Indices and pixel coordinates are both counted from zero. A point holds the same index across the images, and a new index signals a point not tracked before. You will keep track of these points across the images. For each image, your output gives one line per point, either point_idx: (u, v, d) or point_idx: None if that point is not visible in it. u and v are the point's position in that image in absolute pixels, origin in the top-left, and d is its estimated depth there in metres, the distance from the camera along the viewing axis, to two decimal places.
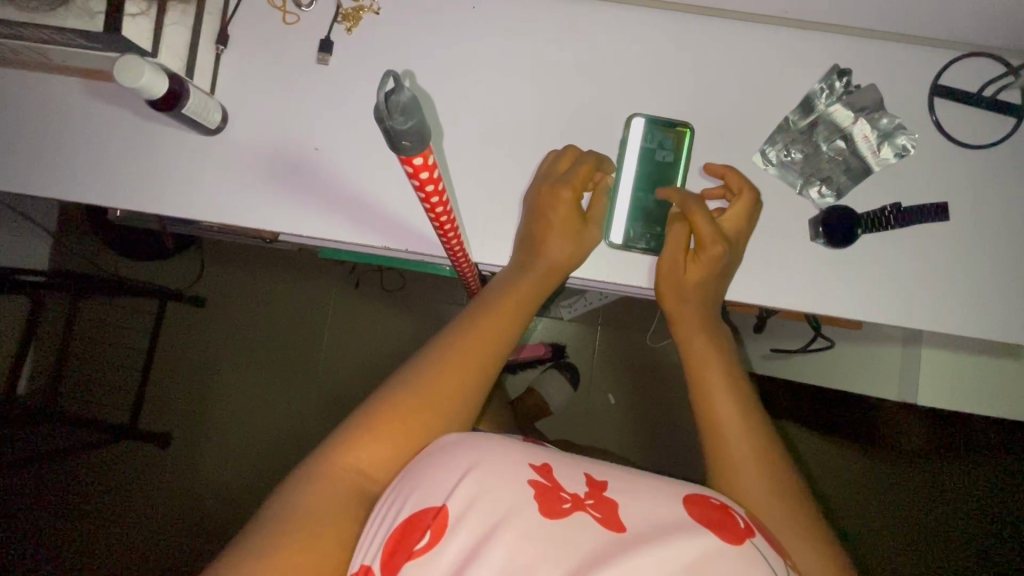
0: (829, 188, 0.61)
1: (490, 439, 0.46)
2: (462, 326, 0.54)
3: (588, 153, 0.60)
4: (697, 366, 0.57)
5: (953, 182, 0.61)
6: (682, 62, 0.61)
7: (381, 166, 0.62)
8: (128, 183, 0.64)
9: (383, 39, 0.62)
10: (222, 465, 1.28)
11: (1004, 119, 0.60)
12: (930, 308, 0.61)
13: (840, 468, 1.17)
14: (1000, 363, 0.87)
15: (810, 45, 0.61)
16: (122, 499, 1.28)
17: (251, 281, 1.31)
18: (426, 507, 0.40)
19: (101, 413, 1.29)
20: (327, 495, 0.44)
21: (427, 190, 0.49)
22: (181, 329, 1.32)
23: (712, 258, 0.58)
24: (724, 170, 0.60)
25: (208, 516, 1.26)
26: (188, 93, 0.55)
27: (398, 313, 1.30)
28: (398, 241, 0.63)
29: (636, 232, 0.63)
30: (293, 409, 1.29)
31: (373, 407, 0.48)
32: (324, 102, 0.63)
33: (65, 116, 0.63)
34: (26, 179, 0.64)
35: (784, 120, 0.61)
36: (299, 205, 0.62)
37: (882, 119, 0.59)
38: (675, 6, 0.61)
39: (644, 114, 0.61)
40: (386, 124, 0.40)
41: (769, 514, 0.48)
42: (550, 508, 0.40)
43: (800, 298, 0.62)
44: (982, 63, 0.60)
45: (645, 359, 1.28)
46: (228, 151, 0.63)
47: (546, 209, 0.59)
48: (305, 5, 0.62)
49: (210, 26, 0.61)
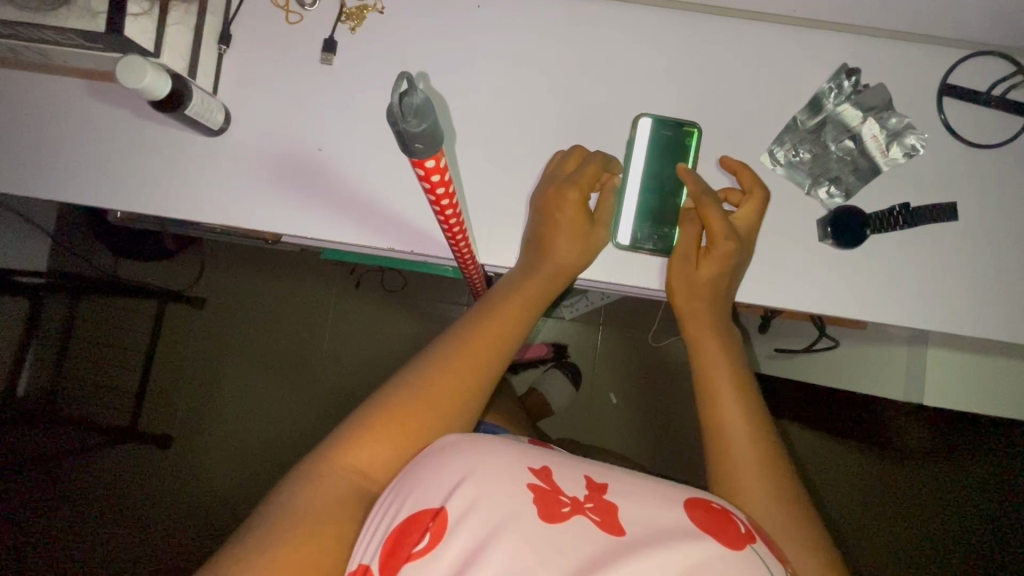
0: (837, 188, 0.61)
1: (490, 441, 0.45)
2: (469, 328, 0.53)
3: (595, 153, 0.59)
4: (705, 367, 0.56)
5: (961, 182, 0.60)
6: (689, 62, 0.61)
7: (384, 166, 0.62)
8: (129, 181, 0.63)
9: (385, 38, 0.62)
10: (221, 466, 1.27)
11: (1013, 119, 0.60)
12: (931, 308, 0.61)
13: (836, 466, 1.18)
14: (1000, 362, 0.87)
15: (818, 44, 0.60)
16: (122, 500, 1.27)
17: (252, 281, 1.31)
18: (424, 509, 0.40)
19: (102, 415, 1.29)
20: (324, 496, 0.43)
21: (438, 195, 0.49)
22: (181, 330, 1.31)
23: (724, 255, 0.57)
24: (737, 165, 0.59)
25: (207, 520, 1.25)
26: (190, 93, 0.55)
27: (399, 312, 1.30)
28: (404, 243, 0.62)
29: (643, 234, 0.62)
30: (293, 410, 1.28)
31: (374, 408, 0.48)
32: (326, 101, 0.62)
33: (66, 116, 0.62)
34: (25, 180, 0.63)
35: (792, 120, 0.61)
36: (301, 204, 0.62)
37: (891, 119, 0.59)
38: (682, 6, 0.60)
39: (650, 115, 0.61)
40: (399, 127, 0.40)
41: (769, 517, 0.47)
42: (549, 512, 0.40)
43: (805, 298, 0.61)
44: (990, 63, 0.60)
45: (647, 359, 1.27)
46: (230, 151, 0.62)
47: (557, 212, 0.58)
48: (308, 4, 0.61)
49: (212, 25, 0.60)
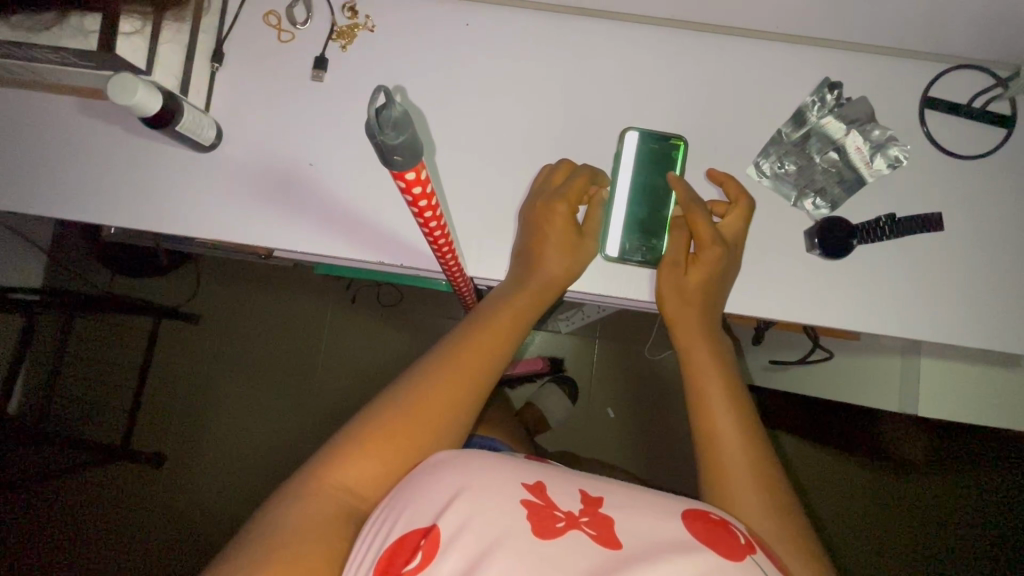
0: (823, 200, 0.61)
1: (484, 458, 0.45)
2: (456, 339, 0.54)
3: (582, 167, 0.60)
4: (696, 379, 0.56)
5: (948, 193, 0.61)
6: (675, 78, 0.62)
7: (374, 180, 0.63)
8: (122, 198, 0.63)
9: (376, 56, 0.63)
10: (214, 484, 1.26)
11: (995, 131, 0.61)
12: (925, 319, 0.61)
13: (836, 482, 1.17)
14: (1001, 372, 0.86)
15: (802, 59, 0.61)
16: (113, 520, 1.25)
17: (246, 296, 1.31)
18: (417, 528, 0.40)
19: (95, 434, 1.28)
20: (314, 515, 0.42)
21: (421, 206, 0.49)
22: (176, 346, 1.31)
23: (713, 261, 0.58)
24: (724, 177, 0.60)
25: (203, 539, 1.24)
26: (182, 110, 0.55)
27: (395, 327, 1.29)
28: (394, 258, 0.63)
29: (632, 245, 0.62)
30: (288, 425, 1.27)
31: (362, 425, 0.47)
32: (319, 116, 0.63)
33: (59, 135, 0.63)
34: (16, 198, 0.63)
35: (777, 133, 0.62)
36: (290, 221, 0.62)
37: (873, 131, 0.60)
38: (666, 23, 0.62)
39: (638, 129, 0.61)
40: (376, 140, 0.40)
41: (766, 527, 0.47)
42: (543, 527, 0.39)
43: (797, 310, 0.61)
44: (969, 76, 0.61)
45: (644, 372, 1.27)
46: (221, 166, 0.63)
47: (544, 224, 0.59)
48: (300, 23, 0.63)
49: (205, 44, 0.61)
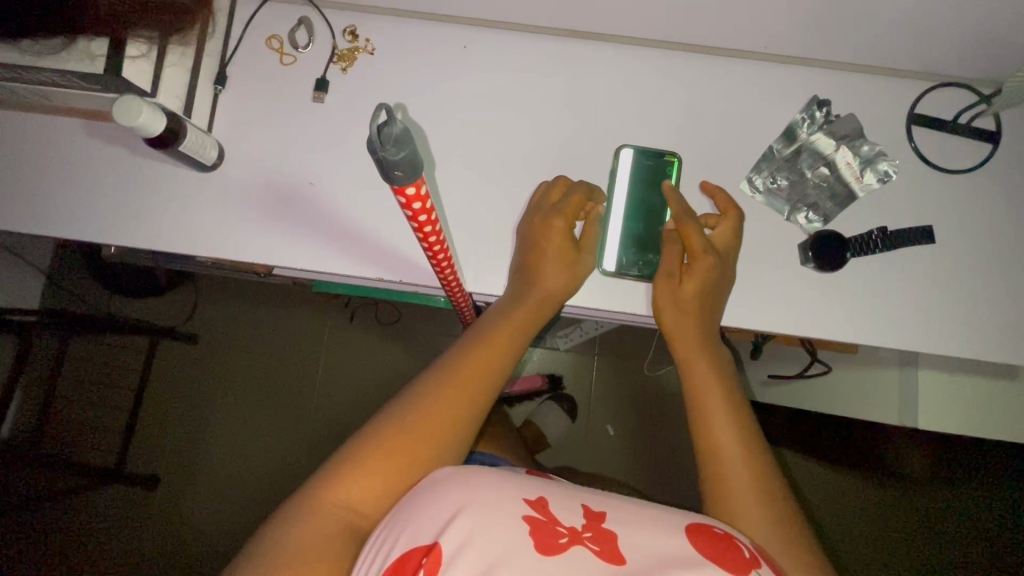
0: (816, 213, 0.62)
1: (485, 474, 0.45)
2: (456, 355, 0.54)
3: (577, 183, 0.61)
4: (696, 392, 0.56)
5: (938, 206, 0.62)
6: (669, 97, 0.63)
7: (374, 197, 0.63)
8: (123, 216, 0.64)
9: (376, 77, 0.64)
10: (210, 506, 1.24)
11: (981, 146, 0.62)
12: (920, 332, 0.61)
13: (839, 498, 1.15)
14: (999, 385, 0.86)
15: (791, 78, 0.63)
16: (107, 545, 1.23)
17: (244, 315, 1.30)
18: (418, 546, 0.39)
19: (90, 456, 1.26)
20: (316, 535, 0.42)
21: (420, 221, 0.49)
22: (173, 366, 1.30)
23: (706, 270, 0.58)
24: (713, 190, 0.61)
25: (199, 563, 1.21)
26: (185, 130, 0.56)
27: (393, 344, 1.29)
28: (394, 274, 0.63)
29: (629, 259, 0.63)
30: (285, 445, 1.26)
31: (363, 441, 0.47)
32: (320, 136, 0.64)
33: (62, 156, 0.64)
34: (18, 218, 0.64)
35: (768, 149, 0.63)
36: (290, 238, 0.63)
37: (863, 147, 0.61)
38: (658, 44, 0.63)
39: (632, 146, 0.63)
40: (378, 155, 0.41)
41: (770, 540, 0.46)
42: (546, 544, 0.39)
43: (794, 323, 0.62)
44: (954, 93, 0.63)
45: (644, 388, 1.26)
46: (222, 185, 0.63)
47: (539, 237, 0.59)
48: (301, 47, 0.64)
49: (209, 67, 0.63)
